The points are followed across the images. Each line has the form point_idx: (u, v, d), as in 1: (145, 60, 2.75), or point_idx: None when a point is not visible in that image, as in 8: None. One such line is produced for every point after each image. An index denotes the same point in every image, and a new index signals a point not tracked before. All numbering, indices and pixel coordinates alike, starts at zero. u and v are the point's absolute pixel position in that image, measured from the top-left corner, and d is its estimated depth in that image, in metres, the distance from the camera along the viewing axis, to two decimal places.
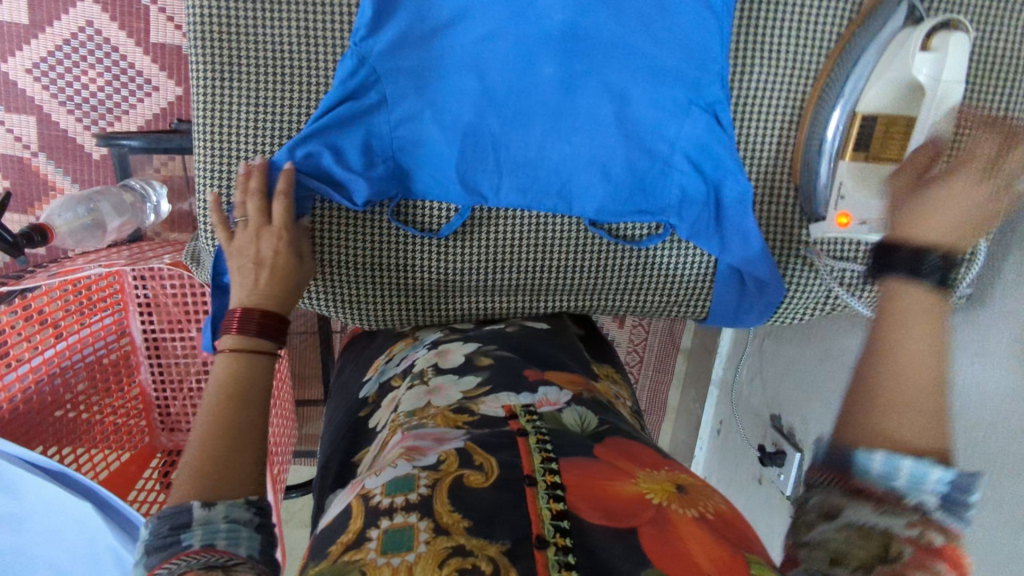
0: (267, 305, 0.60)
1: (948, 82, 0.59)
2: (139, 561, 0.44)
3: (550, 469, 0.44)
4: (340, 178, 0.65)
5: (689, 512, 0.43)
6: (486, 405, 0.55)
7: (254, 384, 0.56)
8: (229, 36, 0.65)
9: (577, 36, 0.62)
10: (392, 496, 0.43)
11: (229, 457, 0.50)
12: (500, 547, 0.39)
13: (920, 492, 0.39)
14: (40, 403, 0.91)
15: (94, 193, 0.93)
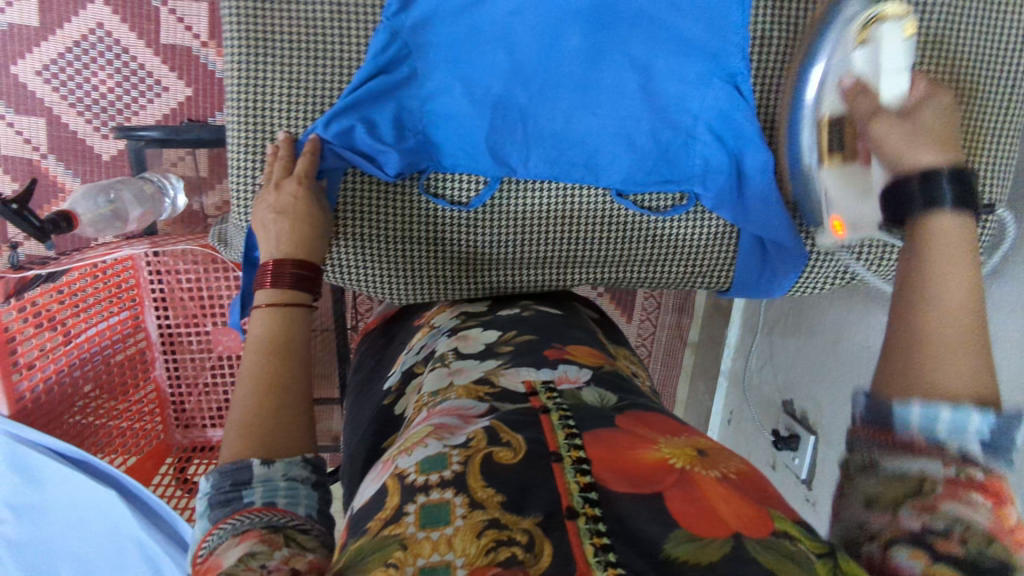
0: (298, 255, 0.62)
1: (888, 79, 0.59)
2: (202, 514, 0.45)
3: (576, 445, 0.41)
4: (372, 151, 0.69)
5: (712, 473, 0.40)
6: (505, 378, 0.52)
7: (293, 338, 0.57)
8: (263, 10, 0.67)
9: (605, 10, 0.66)
10: (426, 474, 0.39)
11: (276, 416, 0.51)
12: (535, 518, 0.36)
13: (960, 439, 0.40)
14: (61, 394, 0.89)
15: (114, 183, 0.94)
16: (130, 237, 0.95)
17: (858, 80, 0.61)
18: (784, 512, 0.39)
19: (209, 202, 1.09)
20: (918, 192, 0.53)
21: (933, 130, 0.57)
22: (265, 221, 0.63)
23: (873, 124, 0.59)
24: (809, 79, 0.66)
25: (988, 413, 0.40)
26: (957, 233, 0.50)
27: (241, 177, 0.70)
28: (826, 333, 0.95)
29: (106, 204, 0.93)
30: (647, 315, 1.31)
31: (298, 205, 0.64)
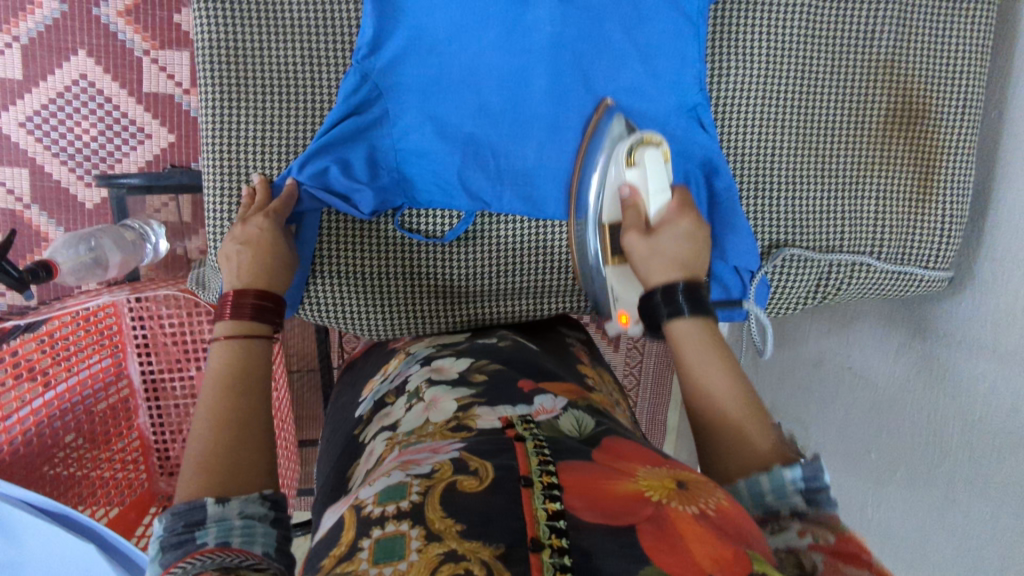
0: (260, 284, 0.63)
1: (653, 198, 0.65)
2: (156, 560, 0.45)
3: (547, 471, 0.41)
4: (347, 191, 0.70)
5: (689, 508, 0.40)
6: (482, 421, 0.50)
7: (252, 370, 0.58)
8: (237, 56, 0.68)
9: (564, 49, 0.69)
10: (383, 505, 0.40)
11: (235, 451, 0.51)
12: (494, 551, 0.36)
13: (786, 500, 0.46)
14: (41, 446, 0.86)
15: (93, 232, 0.94)
16: (110, 286, 0.95)
17: (634, 191, 0.65)
18: (761, 553, 0.39)
19: (192, 246, 1.10)
20: (662, 305, 0.59)
21: (668, 252, 0.61)
22: (229, 253, 0.64)
23: (625, 237, 0.64)
24: (590, 182, 0.71)
25: (794, 465, 0.47)
26: (696, 335, 0.57)
27: (218, 213, 0.71)
28: (808, 356, 0.98)
29: (87, 252, 0.93)
30: (634, 343, 1.31)
31: (263, 234, 0.65)
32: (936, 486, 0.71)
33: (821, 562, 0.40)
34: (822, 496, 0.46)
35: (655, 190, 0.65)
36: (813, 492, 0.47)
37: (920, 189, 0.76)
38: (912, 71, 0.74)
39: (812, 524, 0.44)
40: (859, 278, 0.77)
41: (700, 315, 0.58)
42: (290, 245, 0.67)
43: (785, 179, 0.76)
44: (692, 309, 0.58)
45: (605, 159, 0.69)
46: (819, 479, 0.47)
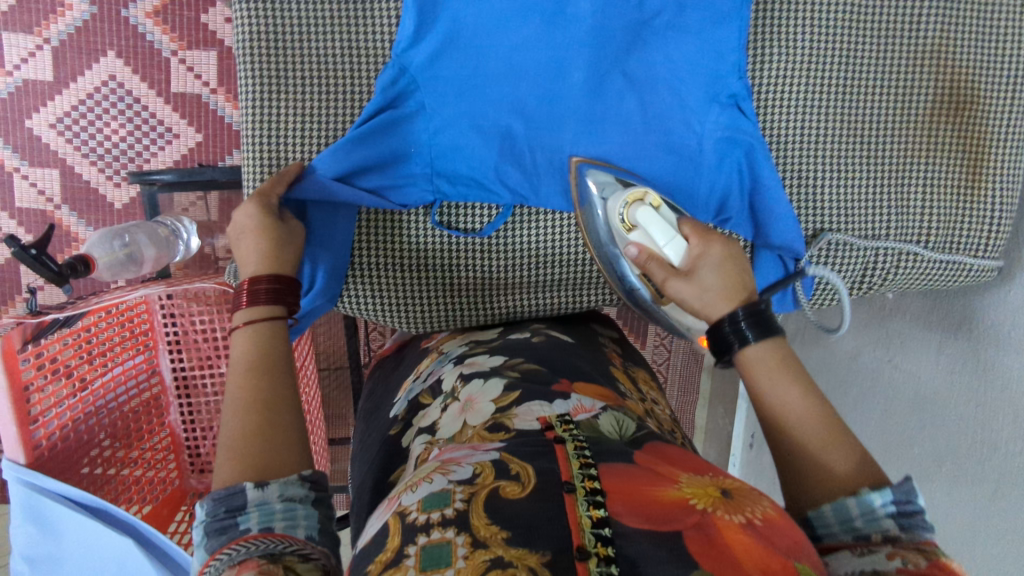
0: (271, 269, 0.61)
1: (667, 247, 0.61)
2: (201, 542, 0.46)
3: (590, 475, 0.40)
4: (378, 186, 0.71)
5: (736, 517, 0.39)
6: (518, 421, 0.49)
7: (271, 355, 0.57)
8: (273, 50, 0.68)
9: (606, 42, 0.70)
10: (427, 513, 0.38)
11: (267, 436, 0.52)
12: (541, 557, 0.35)
13: (877, 524, 0.45)
14: (76, 441, 0.86)
15: (128, 228, 0.95)
16: (145, 280, 0.95)
17: (645, 248, 0.63)
18: (809, 563, 0.38)
19: (220, 244, 1.11)
20: (731, 336, 0.55)
21: (712, 285, 0.58)
22: (234, 242, 0.62)
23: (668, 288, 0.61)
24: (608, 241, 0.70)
25: (885, 489, 0.46)
26: (770, 359, 0.53)
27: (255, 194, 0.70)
28: (843, 352, 0.97)
29: (121, 248, 0.93)
30: (661, 341, 1.30)
31: (255, 220, 0.62)
32: (985, 484, 0.69)
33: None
34: (917, 518, 0.45)
35: (661, 236, 0.62)
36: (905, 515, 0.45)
37: (968, 175, 0.74)
38: (960, 55, 0.73)
39: (904, 547, 0.43)
40: (906, 268, 0.76)
41: (765, 338, 0.54)
42: (303, 228, 0.67)
43: (830, 168, 0.74)
44: (758, 334, 0.54)
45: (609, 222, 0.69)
46: (909, 503, 0.45)
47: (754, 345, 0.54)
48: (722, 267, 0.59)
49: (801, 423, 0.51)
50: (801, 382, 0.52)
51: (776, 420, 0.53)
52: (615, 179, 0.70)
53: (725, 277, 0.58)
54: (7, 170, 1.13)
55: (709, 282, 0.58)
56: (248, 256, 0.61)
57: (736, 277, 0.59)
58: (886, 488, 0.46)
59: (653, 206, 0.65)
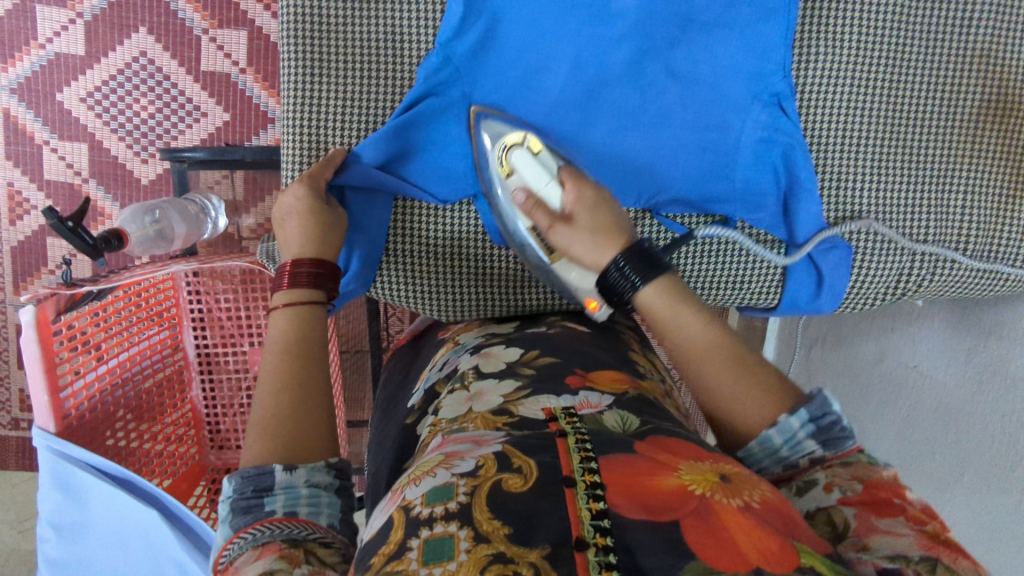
0: (313, 253, 0.62)
1: (546, 191, 0.65)
2: (225, 517, 0.47)
3: (590, 469, 0.40)
4: (419, 177, 0.72)
5: (733, 500, 0.39)
6: (524, 408, 0.50)
7: (309, 340, 0.58)
8: (318, 31, 0.67)
9: (647, 34, 0.69)
10: (431, 506, 0.39)
11: (296, 414, 0.52)
12: (541, 552, 0.35)
13: (802, 448, 0.49)
14: (103, 412, 0.87)
15: (158, 204, 0.95)
16: (173, 256, 0.96)
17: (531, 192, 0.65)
18: (809, 543, 0.39)
19: (245, 224, 1.12)
20: (621, 282, 0.59)
21: (591, 231, 0.62)
22: (281, 223, 0.64)
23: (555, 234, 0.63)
24: (497, 195, 0.70)
25: (801, 411, 0.50)
26: (660, 297, 0.57)
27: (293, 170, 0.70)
28: (867, 356, 0.96)
29: (151, 224, 0.93)
30: None
31: (299, 204, 0.64)
32: (1008, 497, 0.69)
33: (854, 518, 0.44)
34: (834, 430, 0.49)
35: (541, 181, 0.65)
36: (821, 429, 0.50)
37: (1011, 184, 0.74)
38: (1010, 62, 0.72)
39: (838, 474, 0.47)
40: (942, 274, 0.75)
41: (659, 276, 0.58)
42: (344, 216, 0.67)
43: (871, 173, 0.73)
44: (644, 276, 0.58)
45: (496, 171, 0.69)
46: (821, 416, 0.50)
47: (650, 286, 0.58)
48: (595, 212, 0.63)
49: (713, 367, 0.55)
50: (701, 322, 0.57)
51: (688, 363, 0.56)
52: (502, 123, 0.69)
53: (603, 221, 0.62)
54: (36, 142, 1.14)
55: (588, 229, 0.62)
56: (292, 238, 0.62)
57: (605, 224, 0.62)
58: (800, 409, 0.50)
59: (532, 150, 0.66)
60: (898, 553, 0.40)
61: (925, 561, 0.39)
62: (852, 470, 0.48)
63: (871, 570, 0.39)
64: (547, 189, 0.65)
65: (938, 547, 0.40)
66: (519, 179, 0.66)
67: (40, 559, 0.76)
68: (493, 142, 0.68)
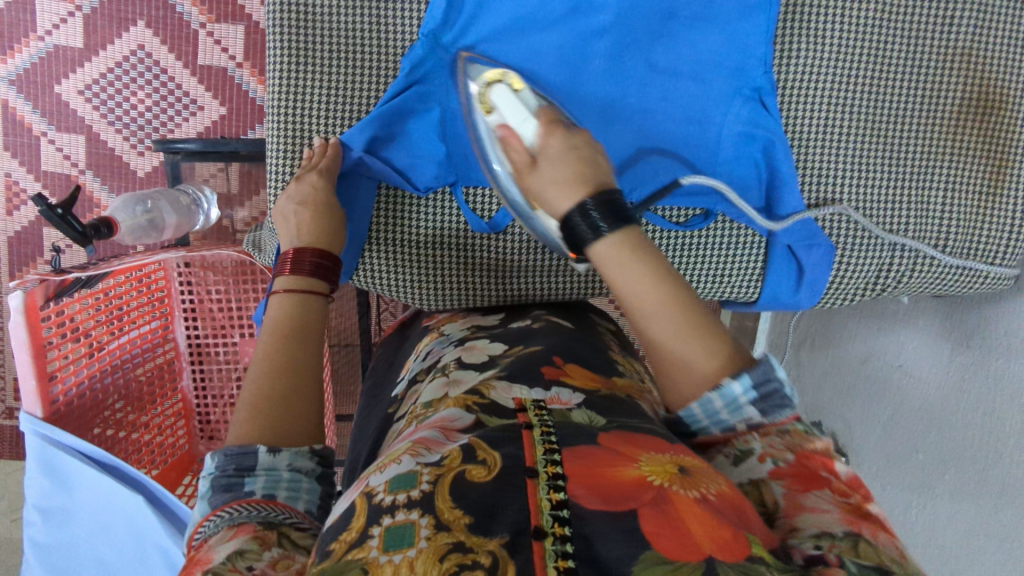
0: (321, 243, 0.65)
1: (521, 128, 0.64)
2: (205, 495, 0.47)
3: (552, 460, 0.40)
4: (405, 166, 0.72)
5: (691, 492, 0.39)
6: (495, 391, 0.52)
7: (303, 325, 0.59)
8: (304, 23, 0.68)
9: (628, 30, 0.70)
10: (394, 494, 0.39)
11: (289, 395, 0.54)
12: (501, 541, 0.36)
13: (741, 413, 0.49)
14: (92, 400, 0.88)
15: (149, 193, 0.96)
16: (164, 246, 0.97)
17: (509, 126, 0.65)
18: (759, 534, 0.40)
19: (238, 217, 1.13)
20: (582, 228, 0.57)
21: (568, 175, 0.60)
22: (286, 212, 0.66)
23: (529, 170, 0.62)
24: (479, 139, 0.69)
25: (743, 377, 0.49)
26: (621, 250, 0.55)
27: (279, 159, 0.72)
28: (854, 357, 0.96)
29: (143, 213, 0.94)
30: None
31: (318, 193, 0.66)
32: (987, 495, 0.70)
33: (782, 497, 0.44)
34: (772, 397, 0.49)
35: (520, 120, 0.65)
36: (762, 396, 0.49)
37: (990, 181, 0.74)
38: (990, 60, 0.72)
39: (772, 443, 0.48)
40: (922, 271, 0.76)
41: (620, 228, 0.56)
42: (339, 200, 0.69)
43: (852, 169, 0.74)
44: (608, 225, 0.56)
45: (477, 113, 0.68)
46: (762, 383, 0.49)
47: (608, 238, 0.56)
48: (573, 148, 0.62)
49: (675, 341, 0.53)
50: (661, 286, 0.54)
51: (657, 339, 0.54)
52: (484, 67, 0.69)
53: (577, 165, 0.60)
54: (35, 134, 1.15)
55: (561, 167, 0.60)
56: (305, 227, 0.65)
57: (580, 163, 0.61)
58: (743, 375, 0.49)
59: (512, 88, 0.67)
60: (822, 530, 0.40)
61: (847, 537, 0.40)
62: (789, 439, 0.48)
63: None
64: (524, 127, 0.64)
65: (859, 521, 0.42)
66: (499, 115, 0.66)
67: (24, 542, 0.77)
68: (475, 83, 0.68)
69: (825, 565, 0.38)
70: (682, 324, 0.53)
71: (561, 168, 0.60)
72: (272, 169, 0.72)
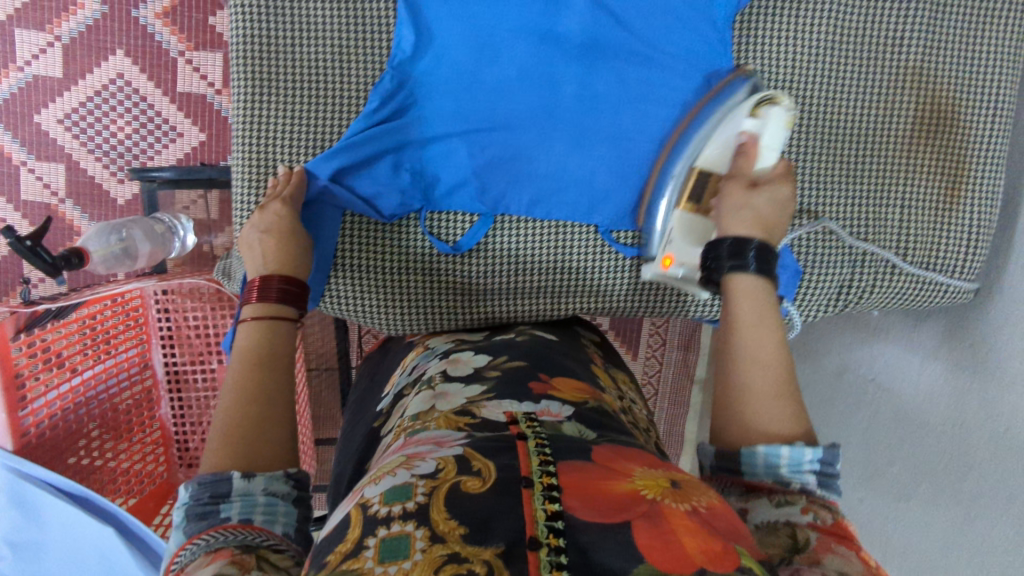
0: (284, 271, 0.65)
1: (766, 152, 0.67)
2: (179, 526, 0.47)
3: (548, 471, 0.41)
4: (370, 195, 0.72)
5: (682, 505, 0.40)
6: (486, 410, 0.51)
7: (272, 353, 0.60)
8: (268, 53, 0.70)
9: (595, 55, 0.72)
10: (390, 504, 0.39)
11: (258, 423, 0.54)
12: (495, 550, 0.35)
13: (800, 476, 0.49)
14: (66, 430, 0.88)
15: (125, 222, 0.96)
16: (138, 274, 0.97)
17: (754, 140, 0.66)
18: (748, 548, 0.40)
19: (217, 242, 1.13)
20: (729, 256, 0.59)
21: (759, 207, 0.62)
22: (251, 241, 0.66)
23: (730, 183, 0.65)
24: (687, 144, 0.71)
25: (817, 447, 0.50)
26: (759, 292, 0.57)
27: (244, 185, 0.72)
28: (830, 368, 0.98)
29: (117, 242, 0.94)
30: (653, 352, 1.30)
31: (281, 222, 0.67)
32: (960, 501, 0.70)
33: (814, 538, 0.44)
34: (830, 480, 0.50)
35: (769, 145, 0.67)
36: (824, 472, 0.50)
37: (947, 195, 0.76)
38: (943, 77, 0.74)
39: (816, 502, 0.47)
40: (883, 283, 0.77)
41: (763, 276, 0.58)
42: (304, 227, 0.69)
43: (811, 184, 0.76)
44: (759, 267, 0.58)
45: (720, 113, 0.69)
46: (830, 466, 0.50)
47: (749, 274, 0.58)
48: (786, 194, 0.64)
49: (762, 389, 0.53)
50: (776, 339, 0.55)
51: (744, 390, 0.53)
52: (749, 93, 0.70)
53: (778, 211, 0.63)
54: (14, 164, 1.15)
55: (769, 196, 0.63)
56: (268, 255, 0.65)
57: (770, 196, 0.63)
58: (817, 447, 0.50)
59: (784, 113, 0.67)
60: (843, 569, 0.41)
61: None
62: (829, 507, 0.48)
63: None
64: (761, 156, 0.67)
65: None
66: (759, 126, 0.66)
67: None
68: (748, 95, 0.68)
69: None
70: (778, 383, 0.53)
71: (773, 207, 0.62)
72: (238, 197, 0.72)
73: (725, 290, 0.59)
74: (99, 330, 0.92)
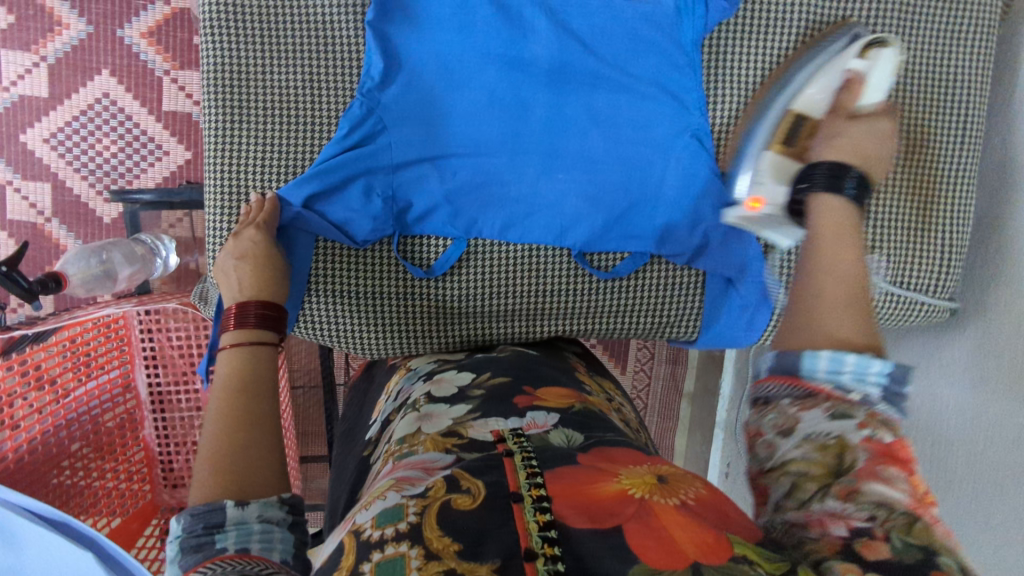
0: (261, 296, 0.65)
1: (874, 89, 0.66)
2: (176, 560, 0.46)
3: (536, 483, 0.40)
4: (341, 221, 0.72)
5: (671, 500, 0.40)
6: (473, 430, 0.51)
7: (256, 377, 0.59)
8: (240, 81, 0.70)
9: (565, 78, 0.73)
10: (382, 528, 0.38)
11: (247, 449, 0.53)
12: (491, 566, 0.35)
13: (864, 388, 0.42)
14: (45, 454, 0.87)
15: (106, 244, 0.96)
16: (117, 296, 0.97)
17: (859, 77, 0.66)
18: (742, 535, 0.38)
19: (203, 260, 1.13)
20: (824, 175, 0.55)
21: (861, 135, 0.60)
22: (226, 269, 0.66)
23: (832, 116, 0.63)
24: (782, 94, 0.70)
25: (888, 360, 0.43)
26: (844, 211, 0.53)
27: (216, 213, 0.72)
28: None
29: (98, 264, 0.94)
30: (642, 366, 1.29)
31: (255, 247, 0.67)
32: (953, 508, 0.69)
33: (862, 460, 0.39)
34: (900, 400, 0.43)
35: (874, 85, 0.66)
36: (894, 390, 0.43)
37: (920, 212, 0.76)
38: (911, 96, 0.75)
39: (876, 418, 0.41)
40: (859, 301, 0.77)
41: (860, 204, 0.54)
42: (279, 252, 0.70)
43: None
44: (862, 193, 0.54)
45: (823, 59, 0.69)
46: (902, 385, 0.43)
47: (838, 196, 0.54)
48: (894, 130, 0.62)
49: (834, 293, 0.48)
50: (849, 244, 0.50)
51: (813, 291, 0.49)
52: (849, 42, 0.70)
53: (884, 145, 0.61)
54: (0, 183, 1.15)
55: (875, 129, 0.61)
56: (240, 287, 0.65)
57: (878, 129, 0.61)
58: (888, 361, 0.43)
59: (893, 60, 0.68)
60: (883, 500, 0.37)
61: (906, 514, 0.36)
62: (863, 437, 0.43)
63: (842, 529, 0.36)
64: (867, 93, 0.65)
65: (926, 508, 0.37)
66: (868, 66, 0.66)
67: None
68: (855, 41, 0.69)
69: (870, 537, 0.35)
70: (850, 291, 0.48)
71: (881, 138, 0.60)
72: (212, 228, 0.72)
73: (812, 204, 0.55)
74: (80, 349, 0.92)
